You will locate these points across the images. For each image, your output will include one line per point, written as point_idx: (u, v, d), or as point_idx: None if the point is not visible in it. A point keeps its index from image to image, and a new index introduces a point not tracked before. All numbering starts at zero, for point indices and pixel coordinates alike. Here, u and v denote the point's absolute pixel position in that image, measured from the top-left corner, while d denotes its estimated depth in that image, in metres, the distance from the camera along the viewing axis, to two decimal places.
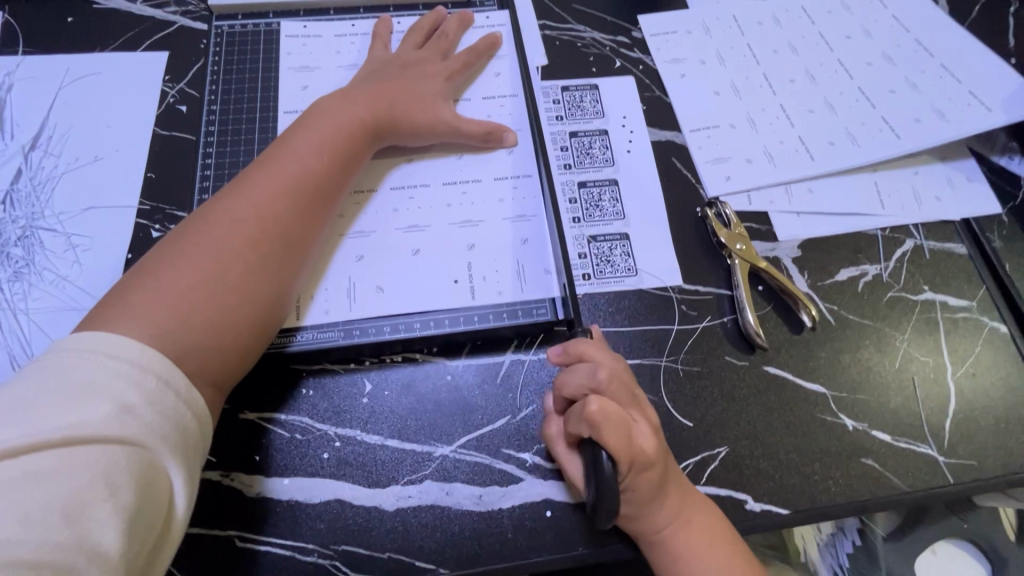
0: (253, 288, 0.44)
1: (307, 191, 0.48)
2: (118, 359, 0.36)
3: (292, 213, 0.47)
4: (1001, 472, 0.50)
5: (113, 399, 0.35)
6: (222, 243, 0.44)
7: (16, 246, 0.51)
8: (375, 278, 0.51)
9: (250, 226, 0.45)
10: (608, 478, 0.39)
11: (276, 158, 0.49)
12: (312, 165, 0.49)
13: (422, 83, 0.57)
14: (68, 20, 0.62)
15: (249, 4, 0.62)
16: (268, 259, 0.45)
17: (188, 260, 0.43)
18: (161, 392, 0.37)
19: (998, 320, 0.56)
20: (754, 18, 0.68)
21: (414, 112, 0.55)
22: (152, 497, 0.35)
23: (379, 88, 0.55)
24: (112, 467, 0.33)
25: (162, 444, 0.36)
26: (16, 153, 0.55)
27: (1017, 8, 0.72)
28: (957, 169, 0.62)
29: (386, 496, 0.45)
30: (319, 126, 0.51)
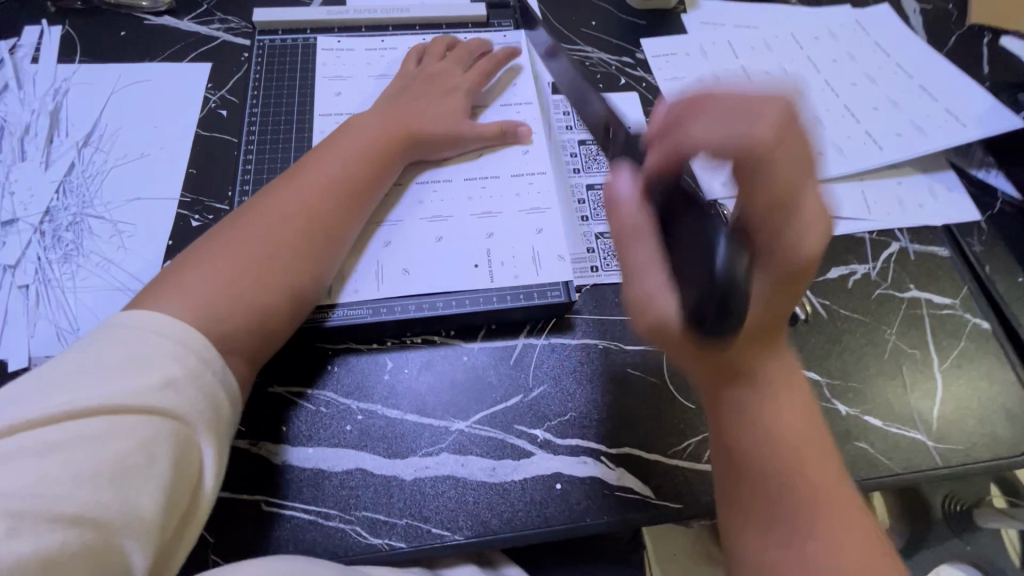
0: (298, 271, 0.48)
1: (348, 190, 0.53)
2: (162, 337, 0.40)
3: (334, 208, 0.52)
4: (989, 457, 0.53)
5: (159, 372, 0.38)
6: (272, 230, 0.48)
7: (66, 231, 0.55)
8: (400, 264, 0.55)
9: (297, 217, 0.50)
10: (742, 271, 0.35)
11: (320, 161, 0.54)
12: (349, 172, 0.54)
13: (447, 99, 0.62)
14: (122, 34, 0.68)
15: (288, 21, 0.68)
16: (312, 247, 0.50)
17: (241, 244, 0.47)
18: (201, 369, 0.40)
19: (979, 317, 0.59)
20: (747, 43, 0.74)
21: (442, 125, 0.60)
22: (186, 469, 0.37)
23: (410, 105, 0.61)
24: (154, 436, 0.36)
25: (197, 419, 0.38)
26: (70, 148, 0.60)
27: (990, 39, 0.79)
28: (937, 180, 0.66)
29: (404, 466, 0.48)
30: (359, 135, 0.56)
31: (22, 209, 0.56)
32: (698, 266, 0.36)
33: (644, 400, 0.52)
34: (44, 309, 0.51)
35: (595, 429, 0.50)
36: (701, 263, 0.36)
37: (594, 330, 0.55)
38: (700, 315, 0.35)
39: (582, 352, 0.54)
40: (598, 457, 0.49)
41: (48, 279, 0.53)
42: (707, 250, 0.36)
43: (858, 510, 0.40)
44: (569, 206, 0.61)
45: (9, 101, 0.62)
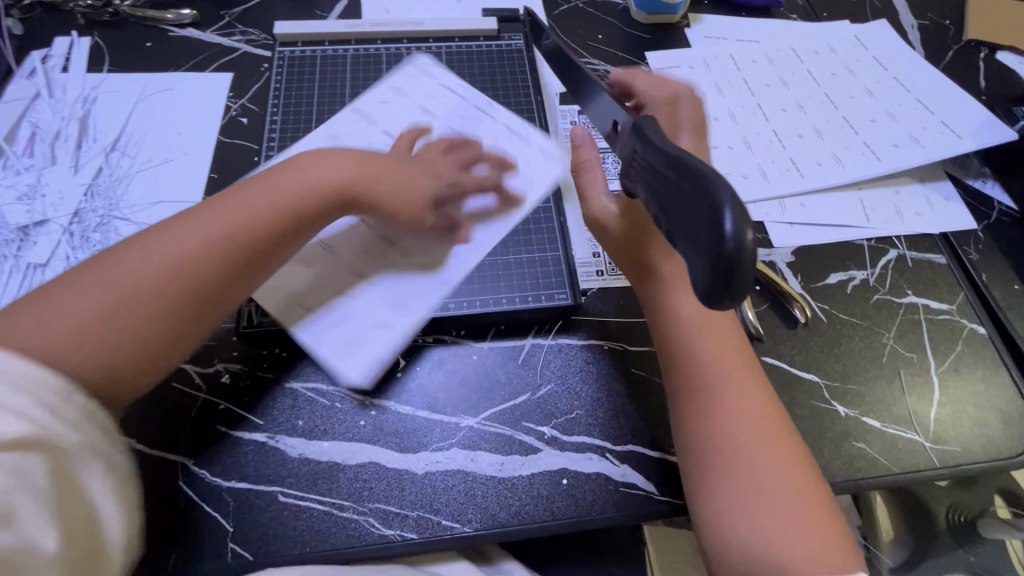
0: (161, 329, 0.42)
1: (246, 241, 0.46)
2: (23, 370, 0.36)
3: (221, 260, 0.45)
4: (985, 458, 0.54)
5: (23, 408, 0.34)
6: (137, 276, 0.42)
7: (94, 231, 0.58)
8: (393, 285, 0.54)
9: (171, 264, 0.43)
10: (749, 243, 0.29)
11: (231, 202, 0.47)
12: (256, 221, 0.46)
13: (423, 174, 0.54)
14: (147, 45, 0.71)
15: (307, 33, 0.70)
16: (181, 301, 0.43)
17: (104, 278, 0.42)
18: (66, 404, 0.37)
19: (976, 323, 0.61)
20: (749, 56, 0.77)
21: (398, 204, 0.52)
22: (75, 501, 0.36)
23: (367, 155, 0.53)
24: (31, 474, 0.34)
25: (78, 449, 0.36)
26: (98, 154, 0.62)
27: (986, 53, 0.81)
28: (934, 190, 0.68)
29: (416, 460, 0.50)
30: (289, 177, 0.49)
31: (52, 211, 0.58)
32: (701, 226, 0.31)
33: (648, 400, 0.54)
34: None
35: (601, 427, 0.52)
36: (706, 237, 0.30)
37: (599, 332, 0.57)
38: (706, 287, 0.30)
39: (588, 353, 0.56)
40: (603, 454, 0.51)
41: None
42: (712, 221, 0.30)
43: (770, 402, 0.47)
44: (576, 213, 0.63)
45: (40, 108, 0.65)
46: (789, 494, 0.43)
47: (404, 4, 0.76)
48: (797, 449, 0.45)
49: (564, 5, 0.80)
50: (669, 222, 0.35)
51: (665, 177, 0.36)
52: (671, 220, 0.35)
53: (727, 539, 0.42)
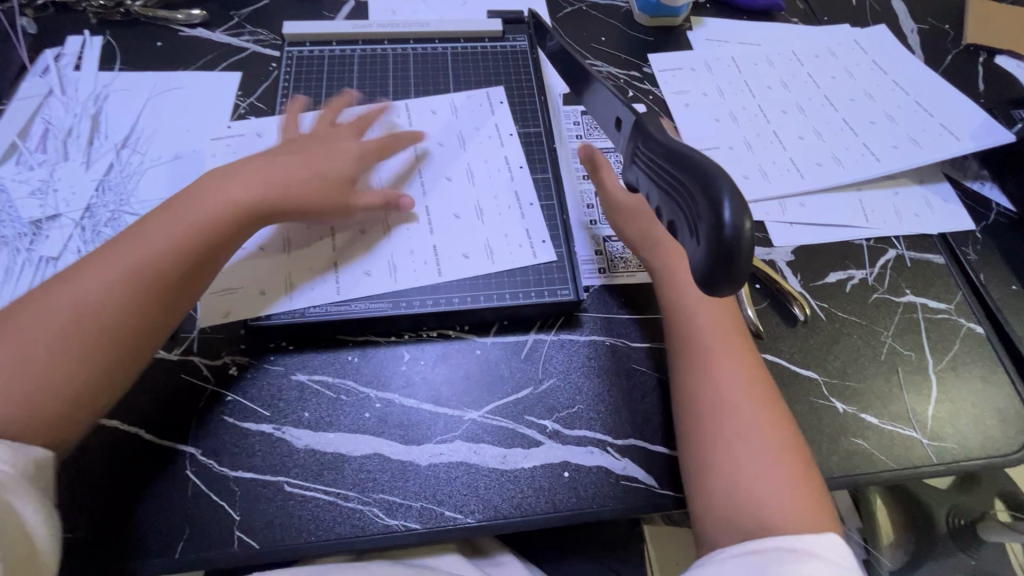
0: (81, 368, 0.43)
1: (153, 270, 0.47)
2: None
3: (126, 295, 0.45)
4: (981, 455, 0.55)
5: None
6: (55, 316, 0.43)
7: (105, 226, 0.59)
8: (388, 266, 0.57)
9: (74, 308, 0.44)
10: (747, 231, 0.30)
11: (129, 238, 0.48)
12: (169, 242, 0.48)
13: (331, 160, 0.58)
14: (158, 44, 0.72)
15: (315, 33, 0.71)
16: (94, 341, 0.44)
17: (28, 322, 0.43)
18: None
19: (974, 322, 0.61)
20: (750, 59, 0.78)
21: (314, 189, 0.55)
22: (4, 526, 0.38)
23: (269, 168, 0.55)
24: None
25: (3, 478, 0.38)
26: (109, 150, 0.63)
27: (986, 57, 0.82)
28: (933, 191, 0.69)
29: (420, 452, 0.50)
30: (186, 204, 0.50)
31: (65, 206, 0.59)
32: (699, 218, 0.32)
33: (649, 395, 0.54)
34: None
35: (602, 421, 0.53)
36: (704, 227, 0.31)
37: (601, 328, 0.58)
38: (707, 274, 0.31)
39: (590, 348, 0.56)
40: (605, 447, 0.52)
41: None
42: (711, 211, 0.31)
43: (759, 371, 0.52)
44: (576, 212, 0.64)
45: (53, 105, 0.66)
46: (764, 454, 0.47)
47: (411, 6, 0.77)
48: (777, 409, 0.50)
49: (567, 8, 0.81)
50: (670, 211, 0.36)
51: (665, 169, 0.37)
52: (672, 209, 0.36)
53: (706, 491, 0.47)
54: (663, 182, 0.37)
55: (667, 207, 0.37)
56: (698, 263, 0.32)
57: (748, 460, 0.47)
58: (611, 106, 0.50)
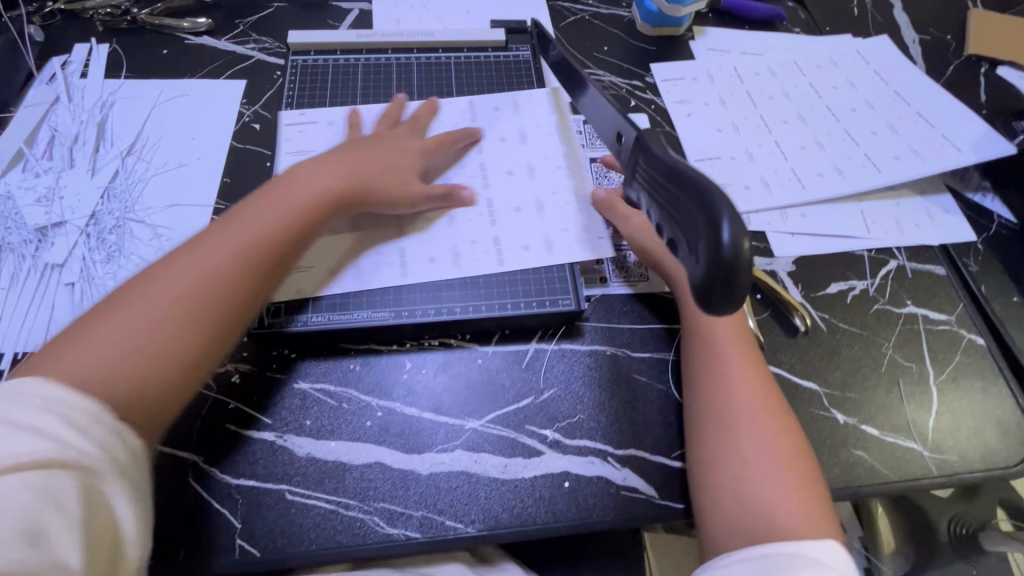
0: (186, 347, 0.44)
1: (257, 258, 0.48)
2: (53, 398, 0.37)
3: (231, 280, 0.46)
4: (982, 467, 0.55)
5: (51, 431, 0.35)
6: (167, 295, 0.44)
7: (110, 233, 0.59)
8: (450, 253, 0.58)
9: (184, 288, 0.45)
10: (745, 249, 0.30)
11: (230, 224, 0.49)
12: (269, 228, 0.50)
13: (398, 154, 0.60)
14: (164, 52, 0.72)
15: (319, 42, 0.72)
16: (197, 321, 0.44)
17: (141, 302, 0.43)
18: (93, 423, 0.37)
19: (975, 334, 0.61)
20: (752, 69, 0.78)
21: (386, 180, 0.57)
22: (98, 522, 0.36)
23: (351, 161, 0.56)
24: (58, 493, 0.34)
25: (104, 466, 0.36)
26: (115, 157, 0.64)
27: (987, 68, 0.82)
28: (935, 202, 0.69)
29: (421, 461, 0.51)
30: (279, 193, 0.52)
31: (70, 213, 0.60)
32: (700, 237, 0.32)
33: (649, 405, 0.55)
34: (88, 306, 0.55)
35: (603, 431, 0.53)
36: (703, 244, 0.32)
37: (602, 338, 0.58)
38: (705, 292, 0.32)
39: (591, 358, 0.56)
40: (605, 458, 0.52)
41: (91, 278, 0.56)
42: (710, 228, 0.31)
43: (767, 380, 0.52)
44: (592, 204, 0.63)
45: (59, 112, 0.66)
46: (776, 460, 0.47)
47: (415, 15, 0.78)
48: (785, 417, 0.50)
49: (570, 17, 0.81)
50: (668, 228, 0.36)
51: (664, 185, 0.37)
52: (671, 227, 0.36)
53: (717, 495, 0.46)
54: (661, 199, 0.37)
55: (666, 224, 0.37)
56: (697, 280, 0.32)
57: (761, 466, 0.47)
58: (612, 121, 0.50)
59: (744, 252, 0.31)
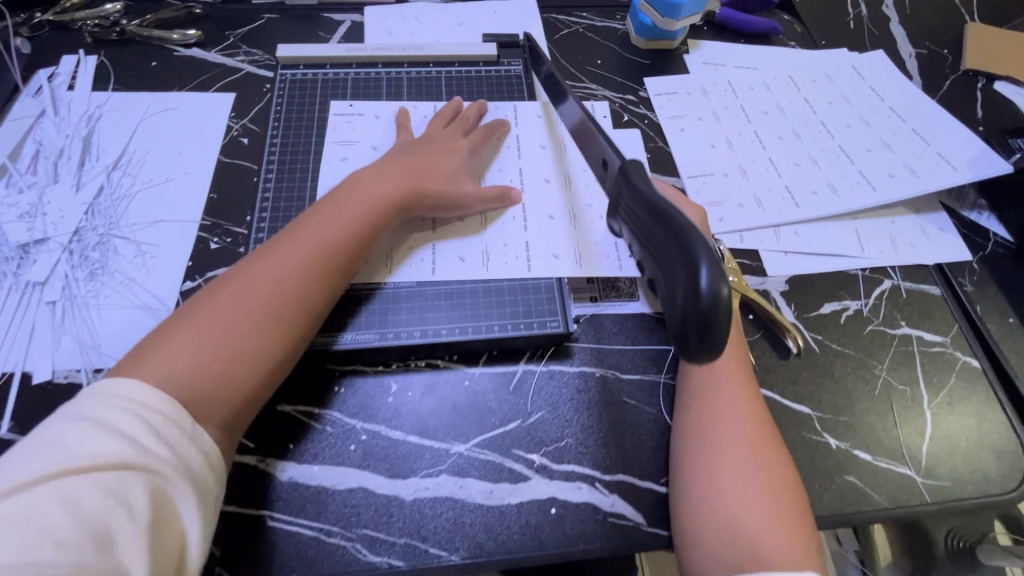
0: (261, 351, 0.46)
1: (324, 265, 0.51)
2: (140, 403, 0.40)
3: (300, 287, 0.49)
4: (977, 494, 0.54)
5: (131, 436, 0.38)
6: (244, 302, 0.47)
7: (93, 250, 0.58)
8: (482, 254, 0.60)
9: (261, 295, 0.48)
10: (722, 297, 0.30)
11: (298, 233, 0.52)
12: (331, 237, 0.52)
13: (446, 159, 0.62)
14: (152, 64, 0.72)
15: (309, 56, 0.71)
16: (272, 326, 0.47)
17: (221, 308, 0.47)
18: (170, 426, 0.40)
19: (970, 356, 0.61)
20: (746, 84, 0.77)
21: (438, 186, 0.60)
22: (165, 526, 0.38)
23: (405, 169, 0.59)
24: (132, 493, 0.37)
25: (173, 472, 0.39)
26: (100, 172, 0.63)
27: (984, 84, 0.82)
28: (930, 221, 0.68)
29: (405, 486, 0.50)
30: (342, 203, 0.55)
31: (53, 229, 0.59)
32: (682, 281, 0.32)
33: (639, 429, 0.54)
34: (70, 324, 0.54)
35: (591, 456, 0.52)
36: (682, 290, 0.31)
37: (591, 359, 0.57)
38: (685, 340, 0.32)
39: (580, 380, 0.56)
40: (593, 483, 0.51)
41: (73, 295, 0.56)
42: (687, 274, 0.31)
43: (761, 413, 0.50)
44: (584, 219, 0.63)
45: (45, 126, 0.66)
46: (763, 498, 0.46)
47: (406, 28, 0.77)
48: (776, 452, 0.49)
49: (564, 30, 0.81)
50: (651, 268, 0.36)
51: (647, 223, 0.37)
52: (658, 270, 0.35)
53: (703, 523, 0.46)
54: (644, 237, 0.37)
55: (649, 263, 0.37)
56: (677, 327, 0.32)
57: (749, 493, 0.46)
58: (598, 148, 0.51)
59: (723, 297, 0.30)
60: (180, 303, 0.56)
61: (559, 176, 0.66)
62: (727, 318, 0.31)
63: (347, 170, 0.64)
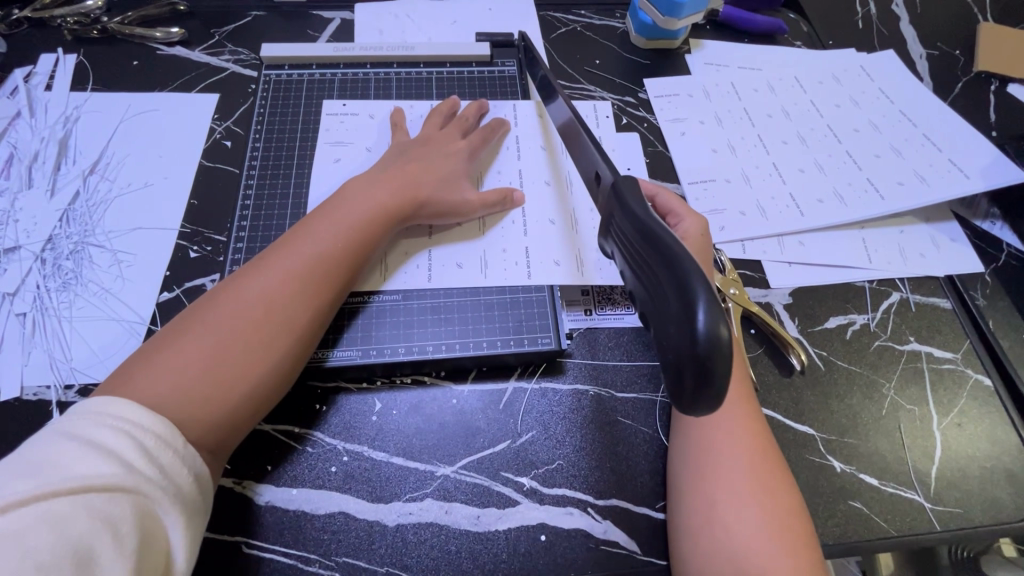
0: (253, 372, 0.44)
1: (322, 278, 0.49)
2: (126, 424, 0.37)
3: (297, 301, 0.47)
4: (987, 521, 0.51)
5: (117, 456, 0.35)
6: (235, 319, 0.45)
7: (67, 259, 0.56)
8: (480, 260, 0.58)
9: (256, 310, 0.45)
10: (723, 338, 0.27)
11: (295, 243, 0.50)
12: (327, 249, 0.50)
13: (445, 162, 0.59)
14: (133, 63, 0.69)
15: (295, 56, 0.69)
16: (267, 343, 0.45)
17: (210, 327, 0.44)
18: (161, 448, 0.37)
19: (982, 374, 0.58)
20: (750, 85, 0.75)
21: (438, 190, 0.57)
22: (152, 552, 0.35)
23: (402, 175, 0.56)
24: (120, 517, 0.34)
25: (162, 494, 0.36)
26: (76, 176, 0.61)
27: (997, 86, 0.79)
28: (941, 231, 0.66)
29: (388, 511, 0.47)
30: (341, 211, 0.52)
31: (25, 237, 0.57)
32: (675, 319, 0.29)
33: (634, 450, 0.51)
34: (40, 338, 0.52)
35: (583, 479, 0.50)
36: (677, 329, 0.29)
37: (585, 376, 0.54)
38: (680, 385, 0.29)
39: (573, 398, 0.53)
40: (585, 508, 0.48)
41: (45, 307, 0.53)
42: (684, 311, 0.28)
43: (766, 439, 0.48)
44: (580, 226, 0.60)
45: (20, 128, 0.63)
46: (767, 529, 0.43)
47: (397, 26, 0.75)
48: (783, 481, 0.46)
49: (561, 28, 0.78)
50: (643, 300, 0.33)
51: (640, 249, 0.34)
52: (649, 309, 0.33)
53: (702, 550, 0.43)
54: (636, 265, 0.34)
55: (641, 294, 0.34)
56: (671, 366, 0.29)
57: (752, 518, 0.43)
58: (588, 158, 0.48)
59: (723, 338, 0.27)
60: (156, 315, 0.54)
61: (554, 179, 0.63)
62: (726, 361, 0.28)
63: (334, 175, 0.61)
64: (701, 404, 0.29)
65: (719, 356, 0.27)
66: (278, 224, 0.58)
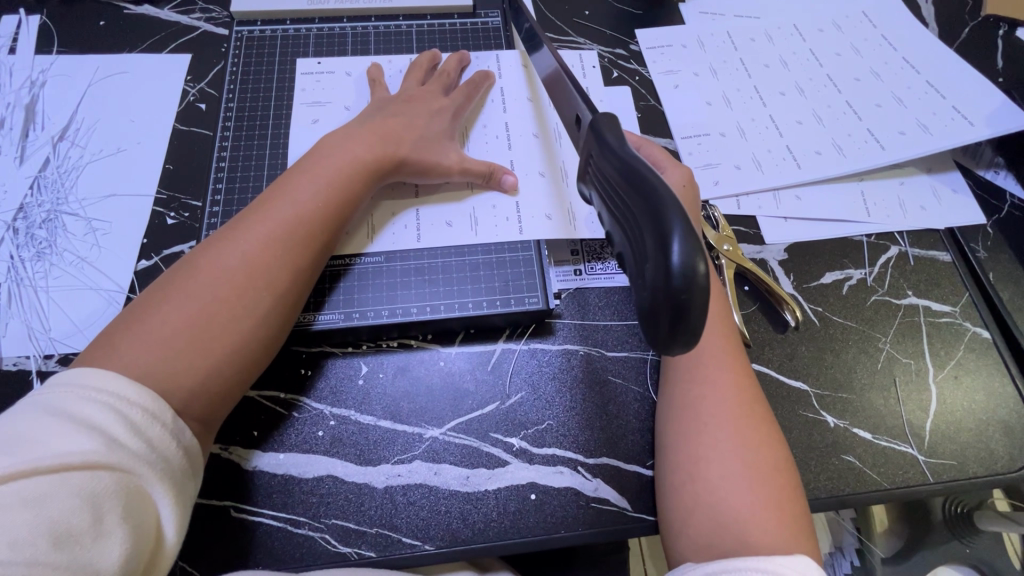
0: (236, 336, 0.43)
1: (302, 236, 0.47)
2: (106, 396, 0.36)
3: (278, 263, 0.45)
4: (981, 472, 0.51)
5: (99, 431, 0.34)
6: (213, 283, 0.43)
7: (40, 228, 0.54)
8: (469, 218, 0.56)
9: (236, 274, 0.44)
10: (700, 274, 0.26)
11: (272, 203, 0.48)
12: (305, 209, 0.48)
13: (428, 119, 0.57)
14: (100, 23, 0.66)
15: (267, 11, 0.66)
16: (249, 305, 0.44)
17: (188, 292, 0.42)
18: (148, 421, 0.36)
19: (979, 326, 0.57)
20: (747, 35, 0.71)
21: (418, 147, 0.55)
22: (140, 526, 0.34)
23: (381, 130, 0.54)
24: (102, 494, 0.33)
25: (149, 469, 0.35)
26: (45, 143, 0.58)
27: (1006, 30, 0.75)
28: (942, 181, 0.64)
29: (376, 473, 0.47)
30: (317, 168, 0.50)
31: None
32: (649, 257, 0.28)
33: (624, 410, 0.51)
34: (17, 308, 0.51)
35: (573, 438, 0.49)
36: (653, 267, 0.27)
37: (576, 336, 0.53)
38: (657, 325, 0.28)
39: (562, 358, 0.52)
40: (575, 467, 0.48)
41: (21, 277, 0.52)
42: (660, 249, 0.27)
43: (757, 397, 0.47)
44: (569, 180, 0.58)
45: None
46: (760, 485, 0.42)
47: None
48: (776, 438, 0.45)
49: None
50: (622, 244, 0.32)
51: (619, 189, 0.32)
52: (629, 250, 0.31)
53: (685, 506, 0.43)
54: (616, 207, 0.33)
55: (620, 238, 0.33)
56: (648, 309, 0.28)
57: (741, 476, 0.42)
58: (570, 103, 0.46)
59: (700, 276, 0.26)
60: (134, 283, 0.53)
61: (541, 131, 0.61)
62: (704, 299, 0.27)
63: (313, 135, 0.59)
64: (678, 344, 0.28)
65: (693, 292, 0.26)
66: (255, 186, 0.56)
